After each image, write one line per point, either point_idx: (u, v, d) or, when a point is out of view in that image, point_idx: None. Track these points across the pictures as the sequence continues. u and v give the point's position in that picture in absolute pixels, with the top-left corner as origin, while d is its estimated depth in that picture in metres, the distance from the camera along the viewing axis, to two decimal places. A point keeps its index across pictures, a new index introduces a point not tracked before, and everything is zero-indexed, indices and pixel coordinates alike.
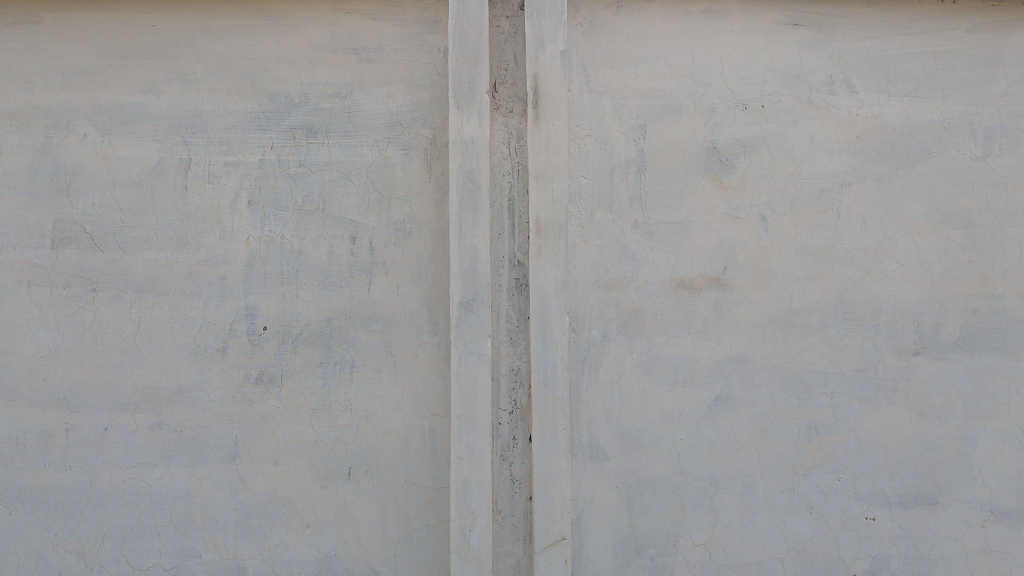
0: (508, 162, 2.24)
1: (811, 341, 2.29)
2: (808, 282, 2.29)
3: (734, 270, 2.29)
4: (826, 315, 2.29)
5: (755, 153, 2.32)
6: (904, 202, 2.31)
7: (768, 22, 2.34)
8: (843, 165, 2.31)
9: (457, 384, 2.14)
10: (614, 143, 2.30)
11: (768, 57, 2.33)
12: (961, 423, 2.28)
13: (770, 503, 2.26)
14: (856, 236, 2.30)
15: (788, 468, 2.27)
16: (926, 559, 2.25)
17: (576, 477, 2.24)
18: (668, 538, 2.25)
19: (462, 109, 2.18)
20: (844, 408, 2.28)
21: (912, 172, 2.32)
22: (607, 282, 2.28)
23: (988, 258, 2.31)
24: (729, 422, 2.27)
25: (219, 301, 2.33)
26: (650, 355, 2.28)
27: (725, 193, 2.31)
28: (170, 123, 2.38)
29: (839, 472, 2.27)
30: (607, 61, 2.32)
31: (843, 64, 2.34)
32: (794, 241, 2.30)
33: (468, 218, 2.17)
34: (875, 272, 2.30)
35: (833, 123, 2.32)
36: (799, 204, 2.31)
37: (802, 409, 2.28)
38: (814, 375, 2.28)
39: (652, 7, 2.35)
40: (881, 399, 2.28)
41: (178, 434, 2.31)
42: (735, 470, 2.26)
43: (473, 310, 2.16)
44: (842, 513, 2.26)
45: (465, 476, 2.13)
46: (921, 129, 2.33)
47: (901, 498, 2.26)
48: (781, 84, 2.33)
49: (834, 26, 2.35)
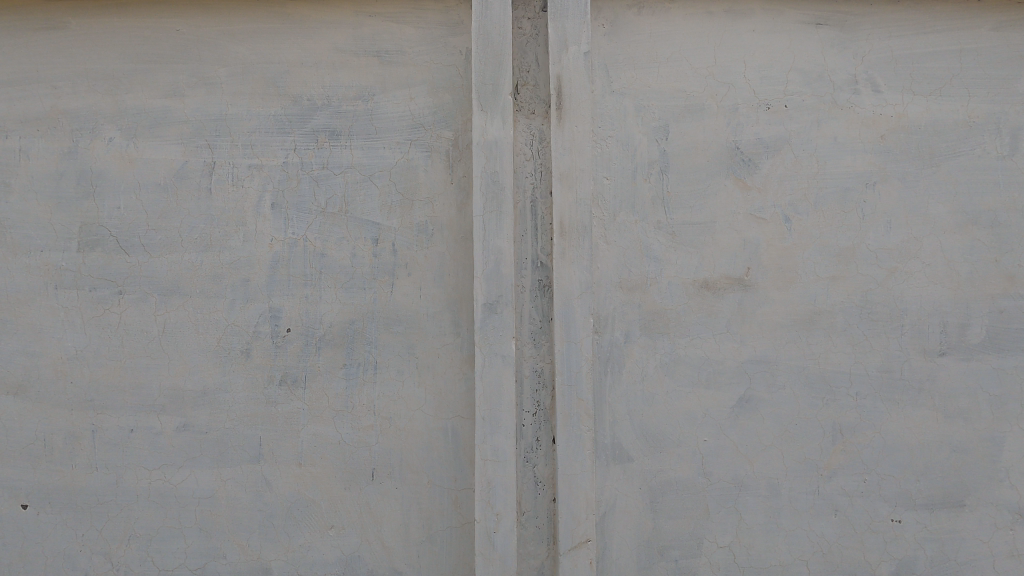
0: (531, 164, 2.25)
1: (835, 342, 2.27)
2: (832, 282, 2.28)
3: (757, 271, 2.28)
4: (850, 315, 2.28)
5: (777, 153, 2.31)
6: (929, 201, 2.30)
7: (791, 22, 2.33)
8: (867, 165, 2.30)
9: (481, 385, 2.14)
10: (636, 144, 2.30)
11: (791, 56, 2.32)
12: (988, 425, 2.26)
13: (795, 504, 2.24)
14: (880, 236, 2.29)
15: (812, 469, 2.25)
16: (953, 562, 2.23)
17: (599, 479, 2.24)
18: (693, 540, 2.24)
19: (485, 110, 2.19)
20: (870, 409, 2.26)
21: (937, 171, 2.30)
22: (630, 283, 2.27)
23: (1014, 258, 2.28)
24: (753, 423, 2.26)
25: (243, 303, 2.35)
26: (673, 356, 2.27)
27: (748, 193, 2.30)
28: (194, 126, 2.39)
29: (864, 473, 2.25)
30: (629, 61, 2.32)
31: (866, 63, 2.32)
32: (818, 242, 2.29)
33: (492, 220, 2.17)
34: (901, 271, 2.28)
35: (857, 123, 2.31)
36: (821, 204, 2.30)
37: (826, 410, 2.26)
38: (838, 376, 2.27)
39: (674, 8, 2.34)
40: (907, 399, 2.26)
41: (203, 435, 2.32)
42: (759, 472, 2.25)
43: (497, 311, 2.16)
44: (867, 515, 2.24)
45: (490, 477, 2.13)
46: (946, 128, 2.31)
47: (927, 500, 2.25)
48: (804, 84, 2.32)
49: (857, 24, 2.34)
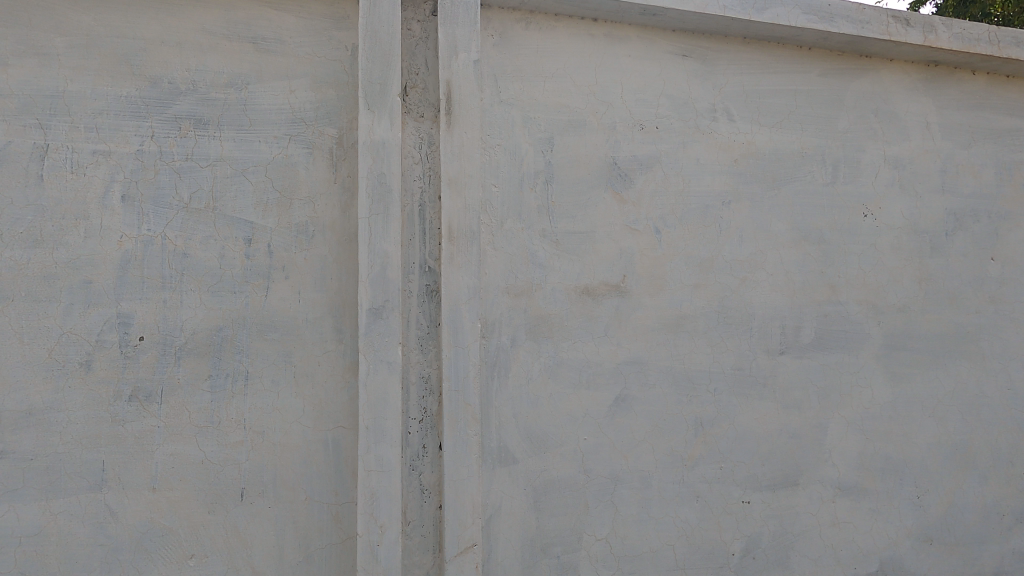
0: (419, 167, 2.22)
1: (697, 344, 2.51)
2: (695, 289, 2.52)
3: (632, 278, 2.45)
4: (710, 319, 2.53)
5: (650, 170, 2.50)
6: (771, 219, 2.62)
7: (661, 51, 2.55)
8: (723, 185, 2.58)
9: (365, 393, 2.07)
10: (522, 154, 2.37)
11: (662, 82, 2.54)
12: (816, 413, 2.62)
13: (663, 494, 2.44)
14: (734, 249, 2.57)
15: (677, 460, 2.46)
16: (789, 534, 2.56)
17: (485, 482, 2.26)
18: (574, 535, 2.34)
19: (372, 110, 2.13)
20: (725, 404, 2.52)
21: (778, 194, 2.64)
22: (516, 289, 2.33)
23: (835, 269, 2.67)
24: (628, 421, 2.42)
25: (84, 308, 2.05)
26: (556, 359, 2.36)
27: (624, 206, 2.47)
28: (21, 101, 2.05)
29: (720, 461, 2.51)
30: (517, 74, 2.39)
31: (723, 95, 2.60)
32: (683, 253, 2.51)
33: (378, 222, 2.11)
34: (750, 281, 2.58)
35: (715, 147, 2.58)
36: (686, 218, 2.53)
37: (689, 406, 2.49)
38: (700, 374, 2.51)
39: (559, 27, 2.45)
40: (755, 393, 2.56)
41: (27, 464, 1.98)
42: (632, 466, 2.41)
43: (383, 317, 2.10)
44: (723, 498, 2.50)
45: (374, 489, 2.06)
46: (785, 156, 2.65)
47: (770, 481, 2.55)
48: (672, 109, 2.54)
49: (716, 59, 2.60)
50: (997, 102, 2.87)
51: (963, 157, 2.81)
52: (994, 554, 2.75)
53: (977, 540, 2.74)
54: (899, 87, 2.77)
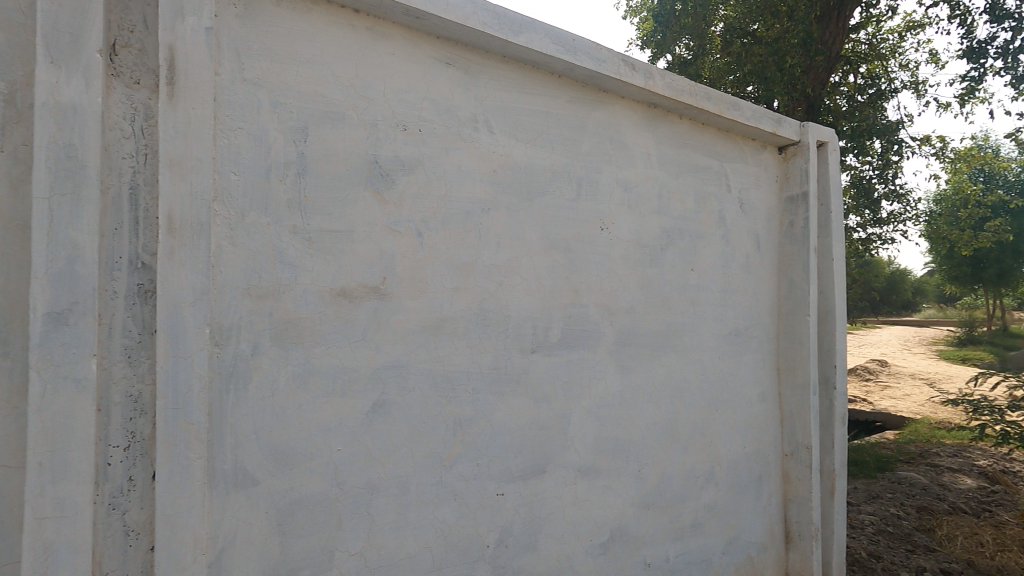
0: (129, 142, 1.83)
1: (456, 345, 2.57)
2: (455, 292, 2.57)
3: (392, 281, 2.40)
4: (469, 322, 2.61)
5: (412, 172, 2.48)
6: (526, 228, 2.80)
7: (426, 55, 2.55)
8: (483, 194, 2.68)
9: (38, 421, 1.62)
10: (270, 141, 2.14)
11: (425, 87, 2.54)
12: (561, 404, 2.90)
13: (422, 497, 2.43)
14: (492, 254, 2.69)
15: (436, 462, 2.48)
16: (538, 519, 2.77)
17: (215, 511, 1.97)
18: (324, 554, 2.19)
19: (57, 65, 1.69)
20: (482, 402, 2.63)
21: (532, 205, 2.83)
22: (259, 290, 2.10)
23: (577, 276, 2.99)
24: (386, 427, 2.36)
25: None
26: (307, 367, 2.18)
27: (385, 206, 2.40)
28: None
29: (477, 458, 2.60)
30: (265, 53, 2.15)
31: (484, 107, 2.71)
32: (444, 256, 2.55)
33: (64, 205, 1.69)
34: (506, 285, 2.74)
35: (476, 156, 2.67)
36: (448, 223, 2.57)
37: (448, 407, 2.53)
38: (458, 375, 2.57)
39: (315, 9, 2.28)
40: (509, 390, 2.72)
41: None
42: (390, 473, 2.36)
43: (68, 324, 1.68)
44: (479, 494, 2.60)
45: (48, 542, 1.62)
46: (539, 171, 2.85)
47: (522, 472, 2.74)
48: (435, 114, 2.57)
49: (478, 72, 2.69)
50: (695, 143, 3.53)
51: (672, 186, 3.42)
52: (691, 509, 3.39)
53: (680, 499, 3.34)
54: (628, 121, 3.22)
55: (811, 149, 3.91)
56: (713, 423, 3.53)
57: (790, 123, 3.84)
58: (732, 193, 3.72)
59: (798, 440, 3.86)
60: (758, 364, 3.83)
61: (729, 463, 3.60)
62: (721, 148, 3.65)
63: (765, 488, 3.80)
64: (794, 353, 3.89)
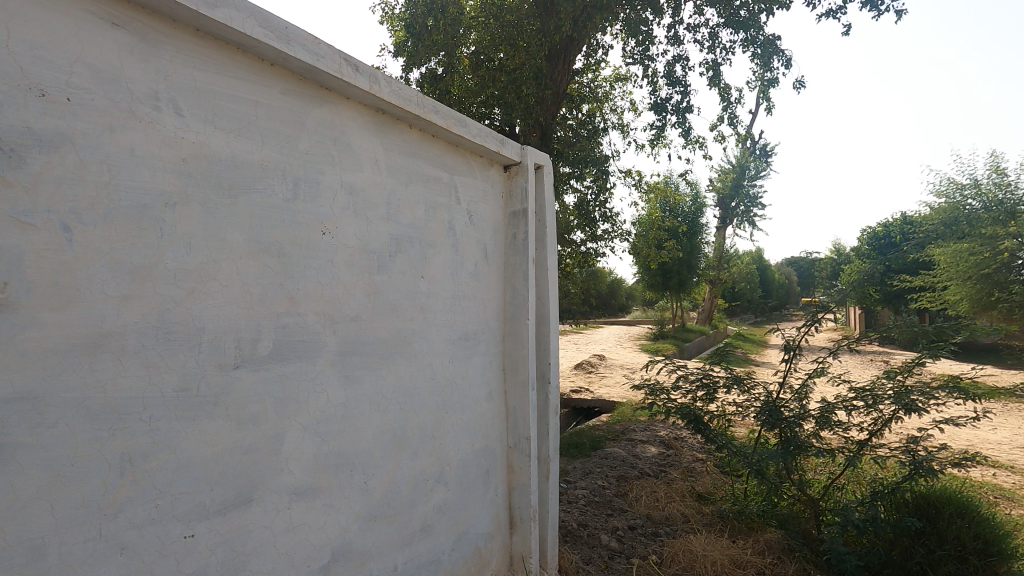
0: None
1: (125, 366, 2.08)
2: (123, 302, 2.09)
3: (17, 287, 1.84)
4: (144, 337, 2.14)
5: (54, 149, 1.93)
6: (227, 227, 2.43)
7: (78, 6, 2.02)
8: (167, 184, 2.23)
9: None
10: None
11: (77, 45, 2.01)
12: (272, 424, 2.57)
13: (66, 561, 1.91)
14: (180, 256, 2.26)
15: (91, 512, 1.98)
16: (240, 556, 2.44)
17: None
18: None
19: None
20: (164, 431, 2.18)
21: (235, 203, 2.46)
22: None
23: (294, 282, 2.69)
24: (3, 479, 1.78)
25: None
26: None
27: (7, 190, 1.83)
28: None
29: (155, 500, 2.15)
30: None
31: (168, 83, 2.26)
32: (106, 257, 2.05)
33: None
34: (199, 292, 2.33)
35: (156, 139, 2.21)
36: (113, 216, 2.08)
37: (111, 442, 2.04)
38: (127, 403, 2.09)
39: None
40: (202, 415, 2.31)
41: None
42: (12, 537, 1.80)
43: None
44: (158, 541, 2.16)
45: None
46: (243, 165, 2.50)
47: (220, 506, 2.36)
48: (94, 81, 2.05)
49: (160, 40, 2.24)
50: (426, 154, 3.57)
51: (402, 194, 3.34)
52: (421, 513, 3.39)
53: (410, 506, 3.31)
54: (354, 123, 3.06)
55: (529, 170, 4.38)
56: (444, 426, 3.60)
57: (512, 145, 4.23)
58: (462, 205, 3.86)
59: (520, 433, 4.23)
60: (486, 365, 4.07)
61: (459, 463, 3.72)
62: (451, 161, 3.78)
63: (492, 480, 4.07)
64: (517, 353, 4.27)
